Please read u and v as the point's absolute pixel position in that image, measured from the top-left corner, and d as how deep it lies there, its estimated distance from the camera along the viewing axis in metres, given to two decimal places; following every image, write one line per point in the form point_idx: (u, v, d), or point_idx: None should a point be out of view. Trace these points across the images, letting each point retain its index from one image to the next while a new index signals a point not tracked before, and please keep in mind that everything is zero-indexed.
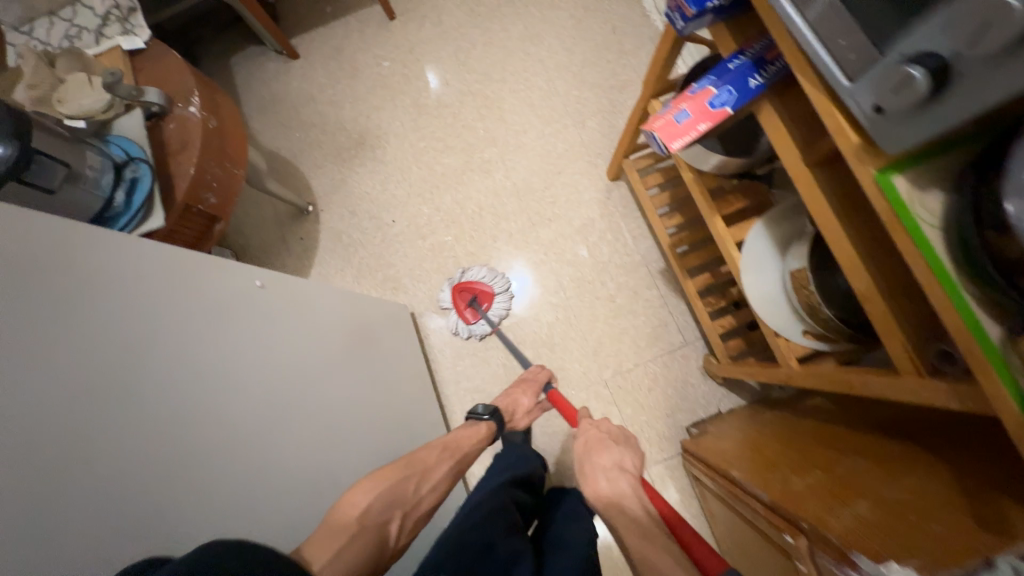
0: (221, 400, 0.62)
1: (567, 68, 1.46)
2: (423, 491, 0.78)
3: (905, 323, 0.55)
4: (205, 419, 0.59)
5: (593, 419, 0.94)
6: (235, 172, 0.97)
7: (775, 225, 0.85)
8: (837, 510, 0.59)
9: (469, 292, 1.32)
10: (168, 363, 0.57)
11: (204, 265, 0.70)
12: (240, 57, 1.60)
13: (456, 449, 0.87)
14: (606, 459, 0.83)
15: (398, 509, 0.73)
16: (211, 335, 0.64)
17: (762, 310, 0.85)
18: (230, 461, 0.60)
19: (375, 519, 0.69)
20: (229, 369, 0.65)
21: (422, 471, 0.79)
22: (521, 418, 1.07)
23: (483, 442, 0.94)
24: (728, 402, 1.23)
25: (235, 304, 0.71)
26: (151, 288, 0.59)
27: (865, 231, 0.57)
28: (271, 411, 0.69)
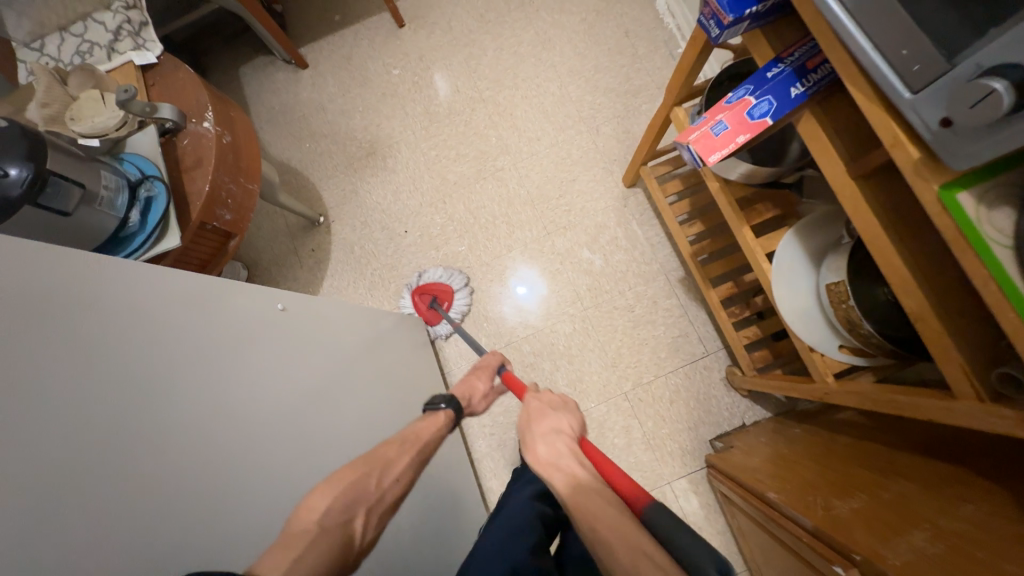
0: (239, 429, 0.59)
1: (580, 74, 1.43)
2: (386, 484, 0.67)
3: (963, 345, 0.52)
4: (224, 451, 0.55)
5: (536, 390, 0.86)
6: (250, 187, 0.95)
7: (807, 236, 0.82)
8: (891, 542, 0.56)
9: (427, 294, 1.31)
10: (192, 395, 0.55)
11: (221, 286, 0.67)
12: (248, 67, 1.59)
13: (413, 442, 0.76)
14: (544, 425, 0.74)
15: (361, 505, 0.63)
16: (227, 361, 0.62)
17: (796, 324, 0.81)
18: (252, 494, 0.57)
19: (335, 518, 0.59)
20: (253, 398, 0.63)
21: (382, 463, 0.69)
22: (478, 403, 1.02)
23: (444, 430, 0.84)
24: (752, 414, 1.20)
25: (256, 329, 0.69)
26: (166, 313, 0.57)
27: (918, 248, 0.54)
28: (294, 439, 0.66)
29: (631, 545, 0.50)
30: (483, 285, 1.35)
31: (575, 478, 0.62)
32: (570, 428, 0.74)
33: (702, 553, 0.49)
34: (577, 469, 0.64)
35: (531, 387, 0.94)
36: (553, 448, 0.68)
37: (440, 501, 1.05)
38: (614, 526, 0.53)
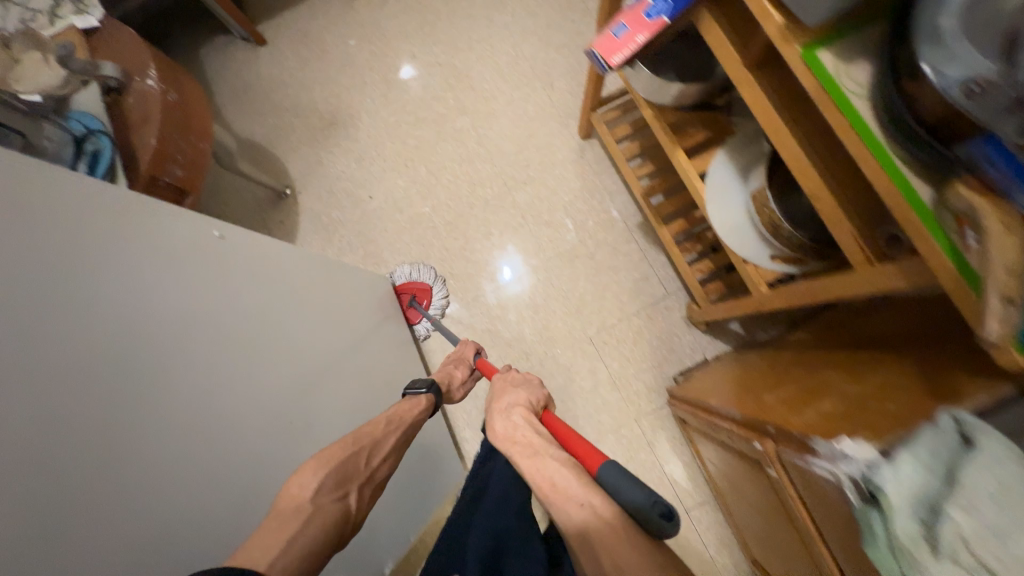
0: (206, 392, 0.63)
1: (533, 32, 1.45)
2: (374, 464, 0.72)
3: (853, 215, 0.54)
4: (188, 414, 0.60)
5: (505, 374, 0.82)
6: (200, 146, 0.98)
7: (736, 152, 0.84)
8: (802, 410, 0.59)
9: (406, 294, 1.32)
10: (129, 309, 0.57)
11: (181, 233, 0.68)
12: (210, 48, 1.60)
13: (396, 425, 0.78)
14: (505, 400, 0.69)
15: (353, 482, 0.67)
16: (197, 328, 0.65)
17: (730, 239, 0.84)
18: (195, 403, 0.61)
19: (328, 496, 0.63)
20: (194, 316, 0.65)
21: (370, 440, 0.72)
22: (456, 390, 1.00)
23: (424, 413, 0.85)
24: (713, 348, 1.22)
25: (199, 253, 0.70)
26: (139, 284, 0.59)
27: (811, 130, 0.56)
28: (237, 358, 0.69)
29: (581, 501, 0.48)
30: (448, 244, 1.38)
31: (530, 445, 0.58)
32: (533, 402, 0.70)
33: (643, 499, 0.46)
34: (535, 438, 0.59)
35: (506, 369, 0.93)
36: (509, 420, 0.64)
37: (419, 444, 1.07)
38: (564, 484, 0.50)
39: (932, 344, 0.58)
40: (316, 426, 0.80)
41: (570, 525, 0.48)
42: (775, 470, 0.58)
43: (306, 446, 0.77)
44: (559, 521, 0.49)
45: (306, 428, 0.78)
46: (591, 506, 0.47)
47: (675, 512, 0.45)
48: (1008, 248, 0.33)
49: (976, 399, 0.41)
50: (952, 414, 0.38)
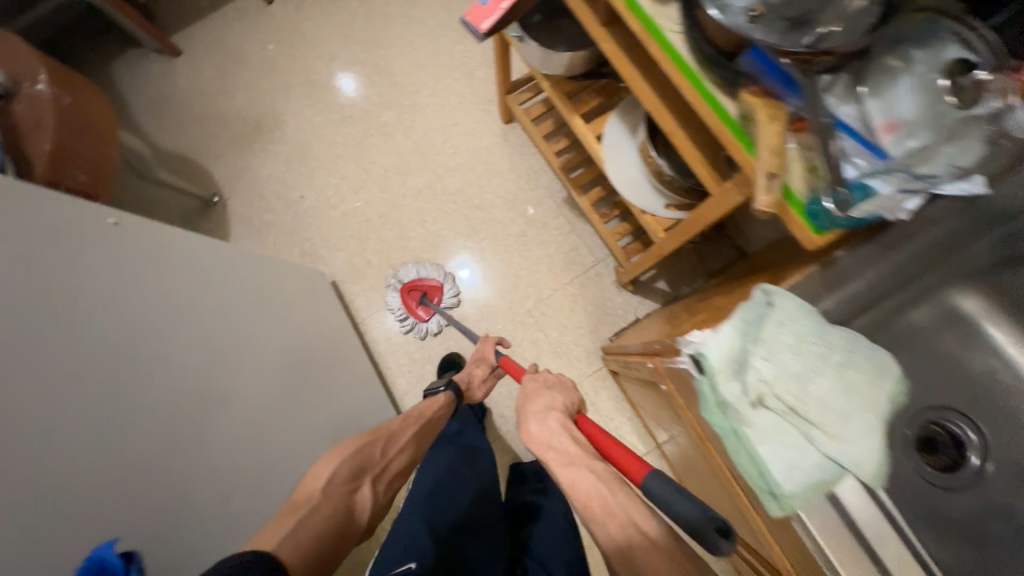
0: (101, 368, 0.60)
1: (448, 26, 1.51)
2: (391, 454, 0.73)
3: (699, 145, 0.61)
4: (82, 388, 0.57)
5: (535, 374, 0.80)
6: (106, 150, 0.97)
7: (626, 114, 0.91)
8: (683, 326, 0.65)
9: (417, 291, 1.32)
10: (19, 292, 0.55)
11: (65, 219, 0.66)
12: (121, 62, 1.56)
13: (416, 417, 0.81)
14: (538, 404, 0.67)
15: (366, 474, 0.67)
16: (82, 307, 0.62)
17: (628, 193, 0.90)
18: (109, 381, 0.60)
19: (339, 486, 0.63)
20: (90, 298, 0.63)
21: (387, 433, 0.74)
22: (477, 389, 1.03)
23: (443, 411, 0.88)
24: (644, 308, 1.29)
25: (89, 238, 0.68)
26: (19, 272, 0.56)
27: (657, 75, 0.63)
28: (146, 336, 0.68)
29: (620, 519, 0.46)
30: (383, 235, 1.39)
31: (566, 453, 0.55)
32: (564, 407, 0.68)
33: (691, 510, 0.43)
34: (570, 445, 0.57)
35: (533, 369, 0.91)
36: (544, 426, 0.62)
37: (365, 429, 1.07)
38: (605, 503, 0.48)
39: (785, 254, 0.66)
40: (245, 409, 0.78)
41: (610, 543, 0.45)
42: (663, 381, 0.63)
43: (231, 426, 0.75)
44: (597, 536, 0.47)
45: (223, 407, 0.74)
46: (632, 521, 0.45)
47: (733, 531, 0.41)
48: (772, 134, 0.44)
49: (793, 279, 0.48)
50: (762, 287, 0.44)
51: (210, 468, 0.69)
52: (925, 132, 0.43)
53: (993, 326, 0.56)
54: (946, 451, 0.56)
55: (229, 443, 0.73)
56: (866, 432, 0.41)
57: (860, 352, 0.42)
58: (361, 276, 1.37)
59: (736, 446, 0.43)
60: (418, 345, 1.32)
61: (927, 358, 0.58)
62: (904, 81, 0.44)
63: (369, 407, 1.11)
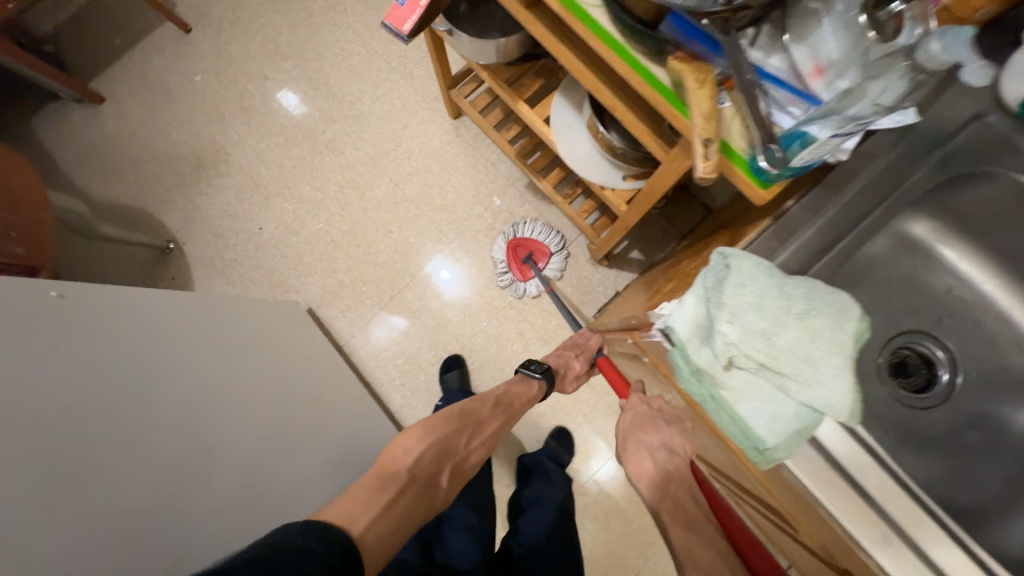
0: (69, 450, 0.58)
1: (377, 27, 1.45)
2: (473, 444, 0.77)
3: (642, 116, 0.61)
4: (49, 471, 0.55)
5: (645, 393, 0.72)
6: (40, 217, 0.92)
7: (569, 91, 0.90)
8: (656, 297, 0.66)
9: (525, 249, 1.31)
10: None
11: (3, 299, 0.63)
12: (39, 118, 1.46)
13: (505, 404, 0.83)
14: (655, 437, 0.63)
15: (447, 460, 0.72)
16: (38, 387, 0.59)
17: (585, 172, 0.90)
18: (79, 457, 0.58)
19: (424, 469, 0.68)
20: (46, 377, 0.61)
21: (475, 421, 0.77)
22: (569, 382, 0.94)
23: (533, 401, 0.87)
24: (622, 280, 1.30)
25: (34, 314, 0.65)
26: None
27: (588, 49, 0.62)
28: (117, 402, 0.66)
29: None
30: (351, 252, 1.37)
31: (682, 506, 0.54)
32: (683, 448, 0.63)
33: None
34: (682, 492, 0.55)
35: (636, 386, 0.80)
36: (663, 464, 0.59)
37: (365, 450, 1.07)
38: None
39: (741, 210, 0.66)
40: (235, 457, 0.76)
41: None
42: (644, 355, 0.64)
43: (227, 477, 0.73)
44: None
45: (212, 458, 0.72)
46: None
47: None
48: (701, 98, 0.43)
49: (749, 237, 0.48)
50: (719, 249, 0.44)
51: (206, 524, 0.67)
52: (869, 71, 0.43)
53: (944, 246, 0.58)
54: (918, 373, 0.59)
55: (225, 493, 0.71)
56: (836, 372, 0.42)
57: (819, 298, 0.43)
58: (337, 298, 1.35)
59: (716, 408, 0.44)
60: (406, 357, 1.31)
61: (889, 283, 0.59)
62: (824, 23, 0.44)
63: (367, 428, 1.10)
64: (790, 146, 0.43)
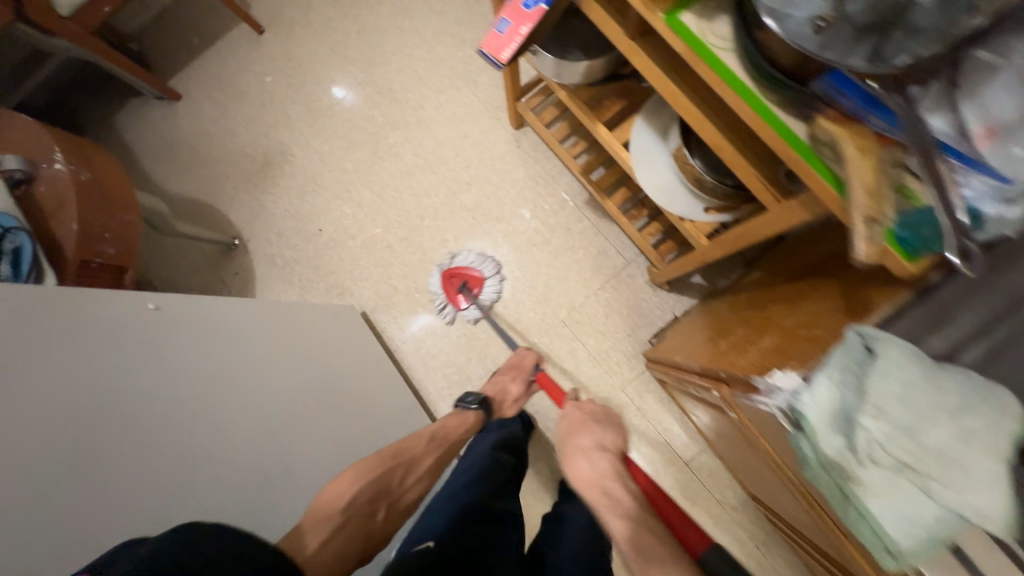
0: (142, 462, 0.61)
1: (444, 32, 1.44)
2: (410, 480, 0.79)
3: (755, 161, 0.57)
4: (139, 475, 0.60)
5: (576, 402, 0.88)
6: (128, 218, 0.96)
7: (653, 116, 0.86)
8: (749, 351, 0.62)
9: (459, 278, 1.31)
10: (80, 394, 0.59)
11: (109, 313, 0.69)
12: (122, 113, 1.54)
13: (441, 440, 0.87)
14: (587, 440, 0.75)
15: (383, 498, 0.74)
16: (136, 395, 0.64)
17: (664, 201, 0.86)
18: (164, 461, 0.63)
19: (360, 507, 0.71)
20: (143, 385, 0.66)
21: (409, 457, 0.80)
22: (510, 406, 1.06)
23: (469, 431, 0.93)
24: (681, 305, 1.25)
25: (135, 325, 0.71)
26: (75, 372, 0.60)
27: (699, 85, 0.59)
28: (202, 410, 0.70)
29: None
30: (406, 259, 1.38)
31: (615, 498, 0.64)
32: (609, 443, 0.76)
33: None
34: (620, 492, 0.65)
35: (568, 394, 1.01)
36: (599, 468, 0.69)
37: None
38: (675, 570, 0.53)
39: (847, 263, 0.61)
40: (305, 477, 0.78)
41: None
42: (733, 411, 0.60)
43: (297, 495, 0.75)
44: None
45: (282, 471, 0.75)
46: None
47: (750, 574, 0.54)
48: (864, 166, 0.39)
49: (883, 310, 0.45)
50: (857, 330, 0.41)
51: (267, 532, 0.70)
52: None
53: None
54: None
55: (287, 506, 0.74)
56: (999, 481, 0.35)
57: (976, 394, 0.37)
58: (390, 303, 1.36)
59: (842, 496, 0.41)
60: (456, 368, 1.31)
61: None
62: (1002, 77, 0.38)
63: None
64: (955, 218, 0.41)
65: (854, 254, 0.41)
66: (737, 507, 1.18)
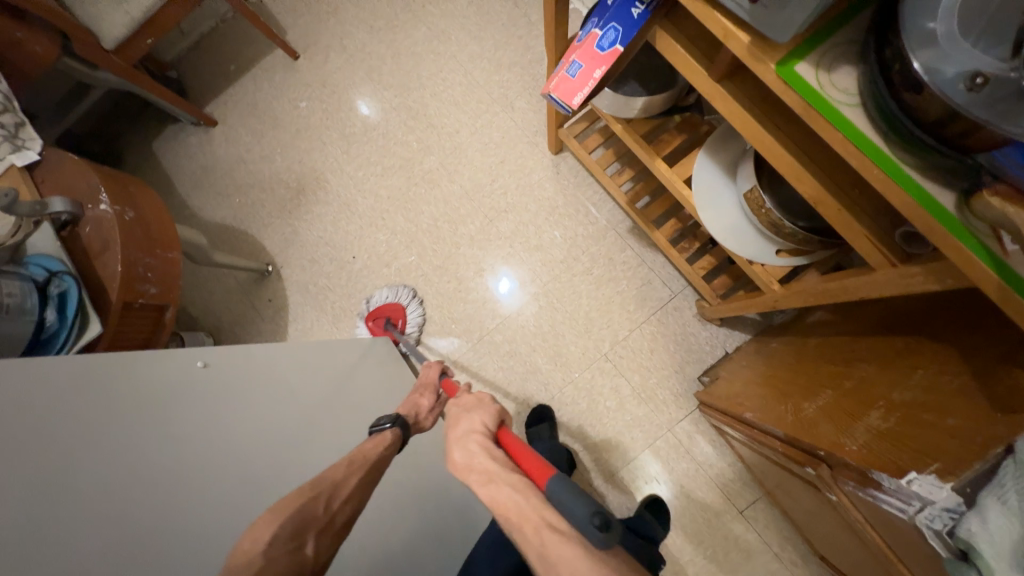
0: (192, 514, 0.56)
1: (481, 56, 1.41)
2: (336, 505, 0.59)
3: (863, 219, 0.51)
4: (202, 535, 0.56)
5: (460, 399, 0.72)
6: (169, 256, 0.94)
7: (717, 151, 0.80)
8: (852, 428, 0.56)
9: (381, 317, 1.30)
10: (144, 450, 0.57)
11: (159, 370, 0.67)
12: (159, 140, 1.55)
13: (360, 464, 0.65)
14: (460, 429, 0.63)
15: (311, 528, 0.55)
16: (196, 449, 0.62)
17: (730, 243, 0.80)
18: (223, 520, 0.59)
19: (281, 548, 0.52)
20: (202, 438, 0.63)
21: (330, 484, 0.60)
22: (427, 419, 0.84)
23: (391, 451, 0.71)
24: (733, 340, 1.19)
25: (185, 380, 0.69)
26: (138, 430, 0.58)
27: (796, 134, 0.53)
28: (253, 466, 0.67)
29: (535, 522, 0.48)
30: (441, 287, 1.34)
31: (486, 471, 0.55)
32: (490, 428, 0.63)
33: (582, 511, 0.46)
34: (490, 463, 0.56)
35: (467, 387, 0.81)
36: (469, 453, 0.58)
37: (456, 506, 1.03)
38: (521, 510, 0.50)
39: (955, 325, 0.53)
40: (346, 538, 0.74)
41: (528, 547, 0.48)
42: (835, 497, 0.54)
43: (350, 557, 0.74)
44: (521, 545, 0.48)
45: None
46: (546, 523, 0.48)
47: (610, 521, 0.46)
48: None
49: None
50: None
51: None
52: None
53: None
54: None
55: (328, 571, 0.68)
56: None
57: None
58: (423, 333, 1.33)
59: None
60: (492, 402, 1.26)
61: None
62: None
63: (454, 482, 1.07)
64: None
65: None
66: (798, 562, 1.09)
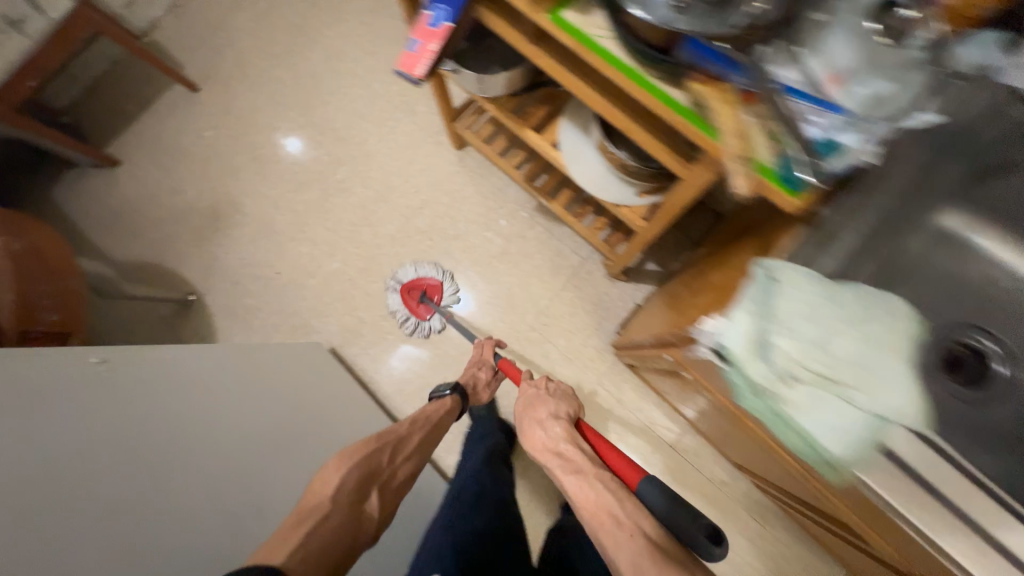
0: (99, 495, 0.60)
1: (378, 69, 1.51)
2: (398, 461, 0.74)
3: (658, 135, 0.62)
4: (111, 512, 0.60)
5: (532, 380, 0.93)
6: (67, 284, 0.94)
7: (575, 115, 0.92)
8: (690, 311, 0.65)
9: (416, 290, 1.33)
10: (45, 440, 0.59)
11: (56, 369, 0.68)
12: (59, 186, 1.51)
13: (425, 422, 0.83)
14: (542, 410, 0.80)
15: (374, 481, 0.69)
16: (104, 438, 0.65)
17: (598, 191, 0.91)
18: (134, 499, 0.63)
19: (345, 494, 0.64)
20: (109, 428, 0.66)
21: (394, 440, 0.76)
22: (483, 391, 1.04)
23: (449, 416, 0.90)
24: (640, 292, 1.30)
25: (87, 377, 0.70)
26: (39, 421, 0.60)
27: (596, 76, 0.64)
28: (168, 452, 0.70)
29: (633, 533, 0.55)
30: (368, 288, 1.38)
31: (572, 460, 0.68)
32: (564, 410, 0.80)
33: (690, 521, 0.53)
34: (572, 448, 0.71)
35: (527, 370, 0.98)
36: (552, 430, 0.75)
37: None
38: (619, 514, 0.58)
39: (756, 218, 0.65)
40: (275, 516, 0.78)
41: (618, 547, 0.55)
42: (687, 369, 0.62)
43: None
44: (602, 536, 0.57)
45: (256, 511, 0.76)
46: (641, 532, 0.55)
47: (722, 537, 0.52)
48: (728, 119, 0.47)
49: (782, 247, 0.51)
50: (761, 264, 0.46)
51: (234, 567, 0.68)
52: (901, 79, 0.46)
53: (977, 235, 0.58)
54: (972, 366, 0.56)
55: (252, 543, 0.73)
56: (889, 379, 0.40)
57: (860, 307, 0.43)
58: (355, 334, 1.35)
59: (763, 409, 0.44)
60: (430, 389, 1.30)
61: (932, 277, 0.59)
62: (835, 33, 0.47)
63: None
64: (823, 152, 0.46)
65: (734, 186, 0.50)
66: (726, 480, 1.20)
